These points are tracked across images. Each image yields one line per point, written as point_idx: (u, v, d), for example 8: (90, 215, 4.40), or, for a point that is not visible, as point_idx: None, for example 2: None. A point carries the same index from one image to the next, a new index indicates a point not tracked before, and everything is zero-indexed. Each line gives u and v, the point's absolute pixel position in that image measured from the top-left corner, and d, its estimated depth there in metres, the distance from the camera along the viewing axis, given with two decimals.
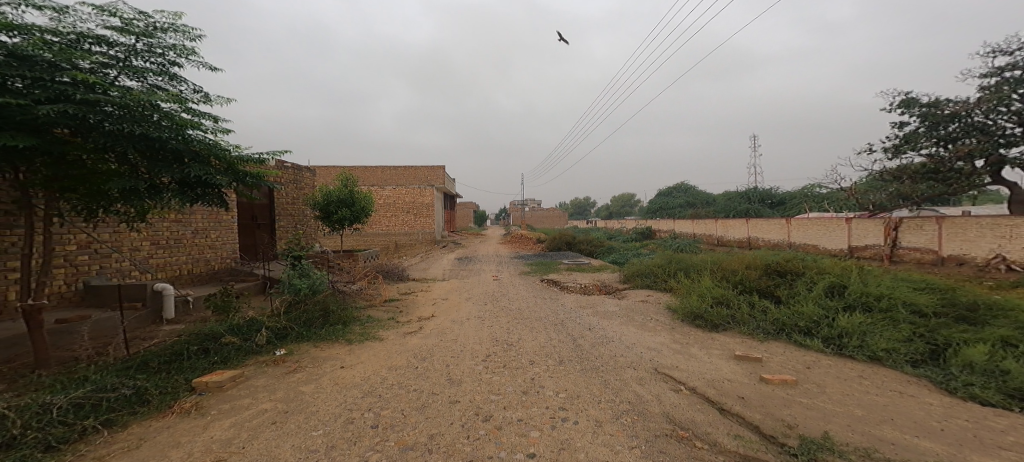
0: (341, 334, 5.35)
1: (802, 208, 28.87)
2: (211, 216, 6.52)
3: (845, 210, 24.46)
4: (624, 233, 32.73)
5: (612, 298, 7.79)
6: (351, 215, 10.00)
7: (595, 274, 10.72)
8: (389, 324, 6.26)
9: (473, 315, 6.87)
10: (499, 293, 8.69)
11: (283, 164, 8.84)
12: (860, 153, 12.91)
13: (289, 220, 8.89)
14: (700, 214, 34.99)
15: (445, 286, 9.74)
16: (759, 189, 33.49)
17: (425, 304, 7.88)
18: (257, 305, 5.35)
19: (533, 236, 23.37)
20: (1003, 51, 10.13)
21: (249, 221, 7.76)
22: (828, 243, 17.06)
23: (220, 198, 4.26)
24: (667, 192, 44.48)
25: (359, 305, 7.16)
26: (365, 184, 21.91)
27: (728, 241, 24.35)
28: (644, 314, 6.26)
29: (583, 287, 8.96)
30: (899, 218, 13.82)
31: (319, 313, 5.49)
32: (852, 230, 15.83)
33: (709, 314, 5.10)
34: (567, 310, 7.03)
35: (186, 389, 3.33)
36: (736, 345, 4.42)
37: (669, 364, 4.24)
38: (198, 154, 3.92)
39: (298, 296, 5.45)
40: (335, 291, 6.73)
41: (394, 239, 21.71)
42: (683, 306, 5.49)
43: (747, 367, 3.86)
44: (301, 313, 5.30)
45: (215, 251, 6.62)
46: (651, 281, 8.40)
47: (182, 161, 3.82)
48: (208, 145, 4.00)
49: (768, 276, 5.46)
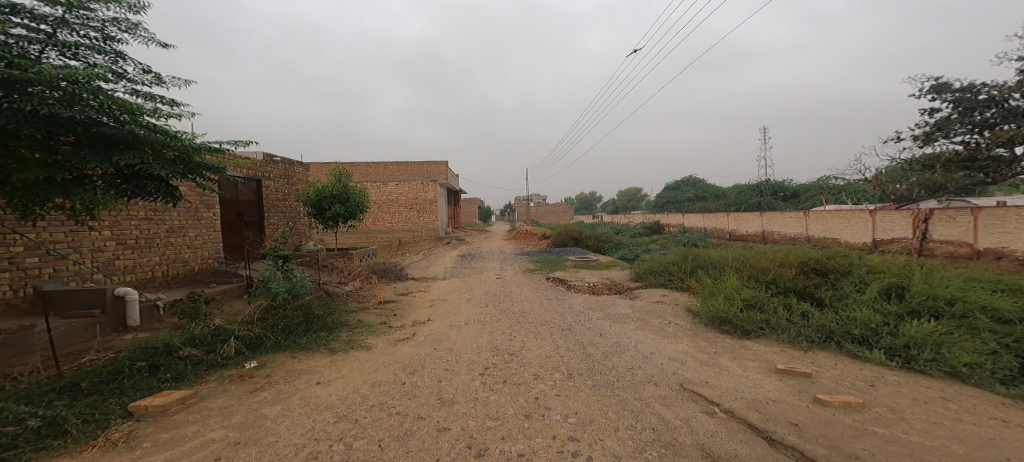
0: (324, 342, 4.82)
1: (817, 201, 27.80)
2: (189, 214, 6.03)
3: (864, 202, 23.42)
4: (633, 228, 31.92)
5: (624, 299, 7.17)
6: (345, 211, 9.50)
7: (604, 272, 10.07)
8: (379, 330, 5.71)
9: (472, 319, 6.30)
10: (503, 294, 8.12)
11: (272, 158, 8.32)
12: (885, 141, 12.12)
13: (280, 218, 8.40)
14: (712, 208, 34.13)
15: (446, 285, 9.19)
16: (772, 182, 32.38)
17: (422, 306, 7.33)
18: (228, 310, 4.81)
19: (539, 232, 22.71)
20: None
21: (236, 218, 7.27)
22: (850, 236, 16.19)
23: (171, 192, 3.68)
24: (676, 186, 43.44)
25: (350, 308, 6.63)
26: (367, 180, 21.41)
27: (741, 235, 23.44)
28: (661, 318, 5.63)
29: (592, 286, 8.35)
30: (929, 209, 12.96)
31: (299, 320, 4.97)
32: (877, 223, 14.96)
33: (738, 318, 4.46)
34: (576, 313, 6.42)
35: (120, 415, 2.81)
36: (775, 356, 3.79)
37: (698, 379, 3.61)
38: (141, 141, 3.33)
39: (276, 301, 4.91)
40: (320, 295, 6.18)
41: (398, 236, 21.22)
42: (707, 310, 4.85)
43: (794, 385, 3.23)
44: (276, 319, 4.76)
45: (194, 251, 6.12)
46: (665, 279, 7.77)
47: (119, 148, 3.23)
48: (155, 130, 3.43)
49: (806, 275, 4.79)
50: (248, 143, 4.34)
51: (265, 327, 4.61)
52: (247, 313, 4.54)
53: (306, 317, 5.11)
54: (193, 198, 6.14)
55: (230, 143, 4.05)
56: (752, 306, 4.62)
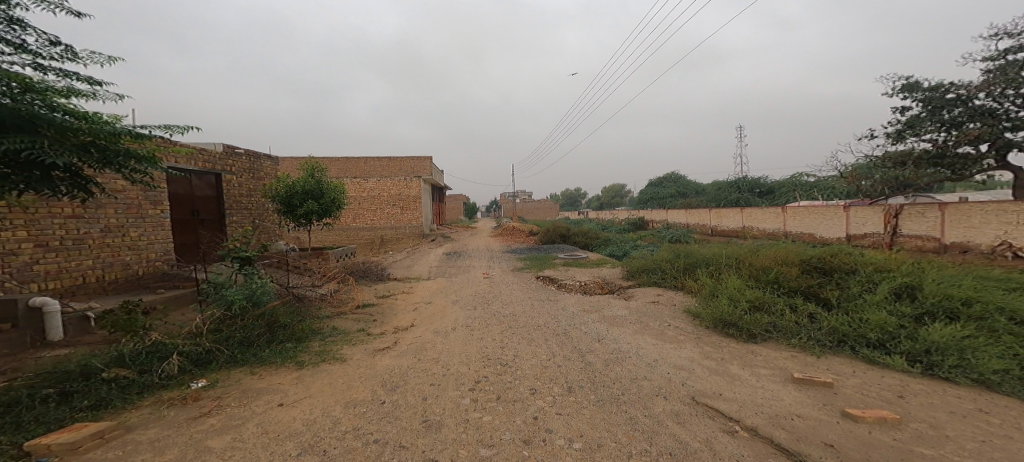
0: (291, 355, 4.27)
1: (790, 197, 28.55)
2: (129, 211, 5.36)
3: (835, 198, 24.15)
4: (616, 224, 32.05)
5: (618, 299, 6.89)
6: (319, 208, 8.79)
7: (595, 269, 9.78)
8: (357, 339, 5.19)
9: (460, 323, 5.86)
10: (490, 294, 7.71)
11: (235, 150, 7.58)
12: (861, 139, 12.41)
13: (244, 216, 7.69)
14: (692, 205, 34.65)
15: (430, 286, 8.70)
16: (749, 179, 33.08)
17: (405, 309, 6.82)
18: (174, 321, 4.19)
19: (524, 228, 22.35)
20: (1010, 31, 9.52)
21: (190, 216, 6.55)
22: (826, 231, 16.57)
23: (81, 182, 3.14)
24: (656, 182, 43.94)
25: (324, 314, 6.05)
26: (346, 176, 20.50)
27: (723, 231, 23.80)
28: (660, 321, 5.34)
29: (583, 285, 8.03)
30: (899, 205, 13.33)
31: (262, 331, 4.40)
32: (851, 218, 15.33)
33: (745, 320, 4.20)
34: (570, 315, 6.07)
35: (11, 457, 2.31)
36: (789, 362, 3.52)
37: (710, 391, 3.31)
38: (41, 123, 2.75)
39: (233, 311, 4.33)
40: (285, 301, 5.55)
41: (378, 234, 20.45)
42: (710, 312, 4.59)
43: (816, 396, 2.95)
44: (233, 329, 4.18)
45: (137, 253, 5.44)
46: (659, 278, 7.55)
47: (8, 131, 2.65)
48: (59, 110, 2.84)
49: (810, 274, 4.59)
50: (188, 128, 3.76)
51: (218, 340, 4.02)
52: (194, 325, 3.96)
53: (269, 328, 4.55)
54: (134, 193, 5.44)
55: (164, 128, 3.48)
56: (757, 307, 4.37)
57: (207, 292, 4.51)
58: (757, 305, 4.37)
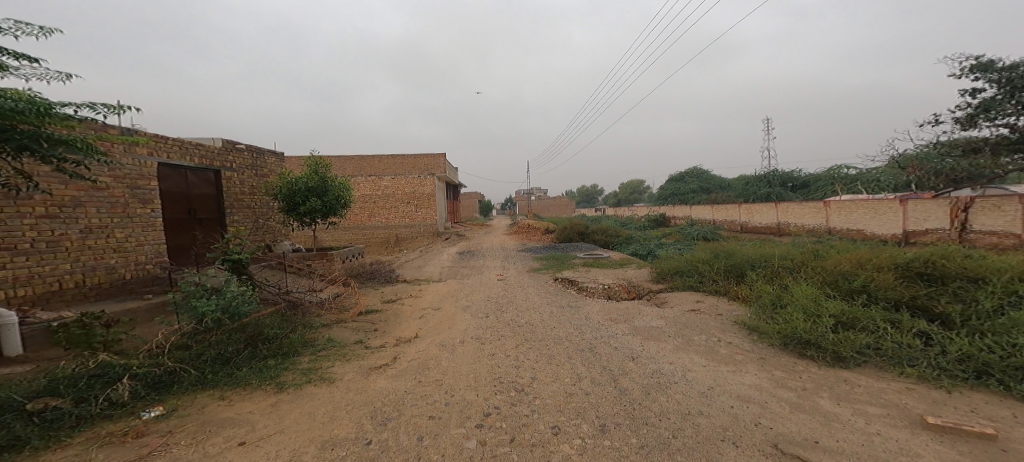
0: (272, 375, 3.65)
1: (828, 190, 26.52)
2: (114, 210, 4.91)
3: (880, 191, 22.19)
4: (638, 221, 30.73)
5: (650, 306, 6.02)
6: (322, 206, 8.36)
7: (619, 271, 8.87)
8: (353, 353, 4.56)
9: (470, 335, 5.14)
10: (505, 299, 6.98)
11: (236, 145, 7.16)
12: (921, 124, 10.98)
13: (246, 215, 7.28)
14: (720, 200, 32.87)
15: (440, 289, 8.05)
16: (782, 172, 31.06)
17: (410, 317, 6.16)
18: (137, 337, 3.66)
19: (542, 226, 21.50)
20: None
21: (186, 215, 6.08)
22: (876, 227, 14.98)
23: None
24: (679, 177, 42.05)
25: (320, 322, 5.46)
26: (361, 173, 20.17)
27: (755, 227, 22.22)
28: (707, 335, 4.44)
29: (608, 289, 7.17)
30: (969, 198, 11.74)
31: (241, 345, 3.85)
32: (908, 213, 13.72)
33: (832, 339, 3.28)
34: (596, 326, 5.25)
35: None
36: (905, 398, 2.61)
37: (799, 437, 2.43)
38: None
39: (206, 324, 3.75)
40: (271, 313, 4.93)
41: (394, 232, 20.09)
42: (777, 328, 3.69)
43: (972, 456, 2.05)
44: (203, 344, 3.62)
45: (123, 255, 4.97)
46: (696, 281, 6.63)
47: None
48: None
49: (913, 284, 3.64)
50: (119, 106, 3.24)
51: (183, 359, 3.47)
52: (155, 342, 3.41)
53: (248, 342, 3.99)
54: (118, 190, 4.98)
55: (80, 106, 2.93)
56: (844, 322, 3.45)
57: (178, 302, 3.93)
58: (845, 319, 3.44)
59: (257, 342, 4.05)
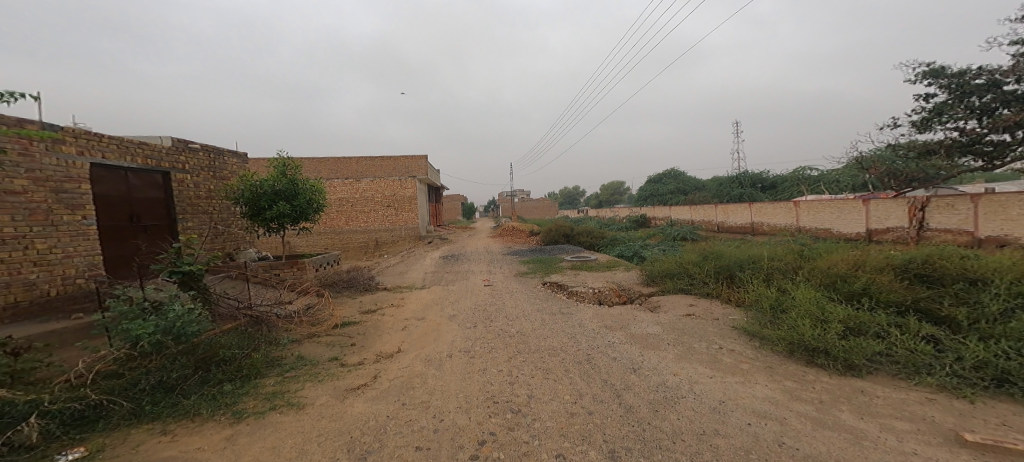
0: (228, 403, 3.17)
1: (794, 190, 27.58)
2: (34, 217, 4.31)
3: (842, 191, 23.23)
4: (618, 223, 31.05)
5: (644, 311, 5.84)
6: (292, 212, 7.48)
7: (607, 273, 8.69)
8: (326, 372, 4.09)
9: (458, 348, 4.77)
10: (493, 306, 6.64)
11: (188, 144, 6.52)
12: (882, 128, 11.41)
13: (203, 221, 6.63)
14: (696, 201, 33.67)
15: (423, 296, 7.62)
16: (752, 173, 32.11)
17: (391, 328, 5.71)
18: (58, 365, 3.10)
19: (524, 228, 21.21)
20: None
21: (128, 222, 5.44)
22: (843, 226, 15.57)
23: None
24: (658, 179, 42.89)
25: (289, 338, 4.94)
26: (336, 176, 19.31)
27: (730, 227, 22.80)
28: (709, 342, 4.27)
29: (598, 293, 6.95)
30: (925, 197, 12.32)
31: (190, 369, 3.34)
32: (871, 212, 14.31)
33: (843, 346, 3.14)
34: (592, 334, 4.99)
35: None
36: (929, 410, 2.47)
37: (831, 458, 2.23)
38: None
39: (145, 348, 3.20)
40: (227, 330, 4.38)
41: (374, 236, 19.31)
42: (784, 335, 3.54)
43: None
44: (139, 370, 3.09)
45: (46, 269, 4.36)
46: (687, 284, 6.50)
47: None
48: None
49: (913, 285, 3.57)
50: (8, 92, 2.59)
51: (112, 390, 2.94)
52: (74, 371, 2.87)
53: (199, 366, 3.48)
54: (39, 194, 4.37)
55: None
56: (851, 327, 3.33)
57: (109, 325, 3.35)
58: (853, 324, 3.31)
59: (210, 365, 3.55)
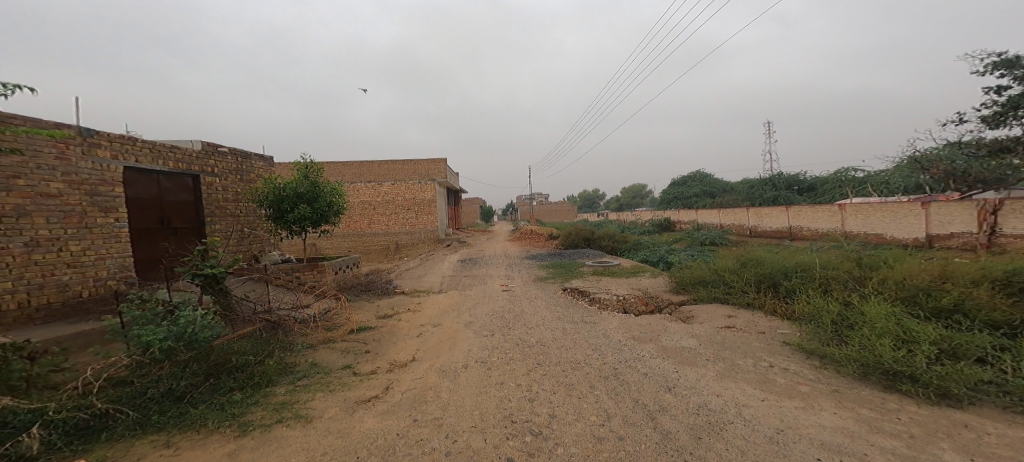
0: (236, 414, 3.00)
1: (836, 193, 25.80)
2: (69, 220, 4.37)
3: (891, 193, 21.49)
4: (643, 226, 30.05)
5: (675, 321, 5.38)
6: (313, 214, 7.44)
7: (633, 280, 8.22)
8: (339, 382, 3.92)
9: (475, 358, 4.51)
10: (512, 313, 6.35)
11: (218, 148, 6.62)
12: None
13: (230, 224, 6.70)
14: (727, 204, 32.19)
15: (442, 301, 7.43)
16: (788, 175, 30.37)
17: (407, 335, 5.52)
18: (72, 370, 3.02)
19: (545, 232, 20.83)
20: None
21: (159, 224, 5.51)
22: (897, 231, 14.25)
23: None
24: (682, 182, 41.44)
25: (303, 344, 4.83)
26: (361, 179, 19.62)
27: (764, 231, 21.52)
28: (754, 360, 3.81)
29: (623, 300, 6.53)
30: (998, 199, 11.06)
31: (200, 377, 3.22)
32: (931, 216, 13.01)
33: (936, 371, 2.71)
34: (618, 346, 4.61)
35: None
36: None
37: None
38: None
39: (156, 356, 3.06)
40: (246, 335, 4.30)
41: (395, 239, 19.50)
42: (858, 357, 3.12)
43: None
44: (149, 378, 2.98)
45: (79, 271, 4.41)
46: (722, 293, 5.98)
47: None
48: None
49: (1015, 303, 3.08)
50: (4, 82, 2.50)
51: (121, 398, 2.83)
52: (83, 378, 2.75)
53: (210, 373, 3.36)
54: (75, 197, 4.44)
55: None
56: (946, 350, 2.86)
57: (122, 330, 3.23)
58: (953, 347, 2.84)
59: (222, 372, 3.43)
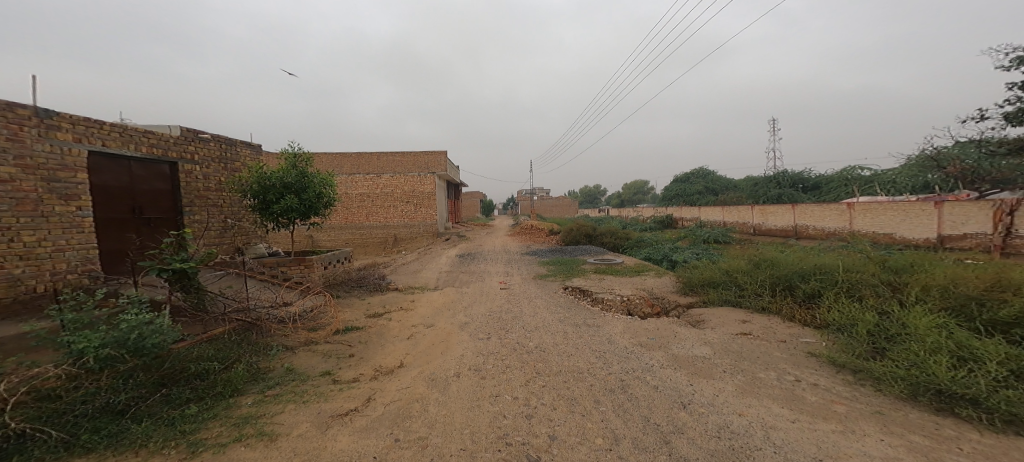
0: (186, 430, 2.63)
1: (841, 191, 25.32)
2: (21, 208, 3.96)
3: (897, 193, 20.99)
4: (645, 223, 29.60)
5: (684, 326, 4.99)
6: (301, 205, 6.92)
7: (636, 279, 7.82)
8: (316, 392, 3.55)
9: (468, 365, 4.12)
10: (509, 313, 5.95)
11: (199, 134, 6.21)
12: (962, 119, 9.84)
13: (212, 215, 6.31)
14: (731, 201, 31.71)
15: (436, 299, 7.04)
16: (793, 173, 29.87)
17: (396, 337, 5.13)
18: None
19: (546, 227, 20.41)
20: None
21: (129, 214, 5.11)
22: (906, 231, 13.80)
23: None
24: (685, 178, 40.87)
25: (280, 346, 4.45)
26: (360, 171, 19.13)
27: (769, 229, 21.08)
28: (778, 373, 3.41)
29: (627, 302, 6.13)
30: (1016, 199, 10.59)
31: (148, 387, 2.87)
32: (943, 216, 12.56)
33: (1003, 394, 2.34)
34: (625, 354, 4.22)
35: None
36: None
37: None
38: None
39: (90, 366, 2.66)
40: (213, 336, 3.94)
41: (393, 233, 19.09)
42: (905, 377, 2.73)
43: None
44: (81, 391, 2.60)
45: (34, 264, 4.01)
46: (733, 296, 5.59)
47: None
48: None
49: None
50: None
51: (44, 416, 2.44)
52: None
53: (161, 383, 3.01)
54: (28, 183, 4.02)
55: None
56: (1013, 370, 2.49)
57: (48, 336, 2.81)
58: (1020, 368, 2.47)
59: (176, 382, 3.08)
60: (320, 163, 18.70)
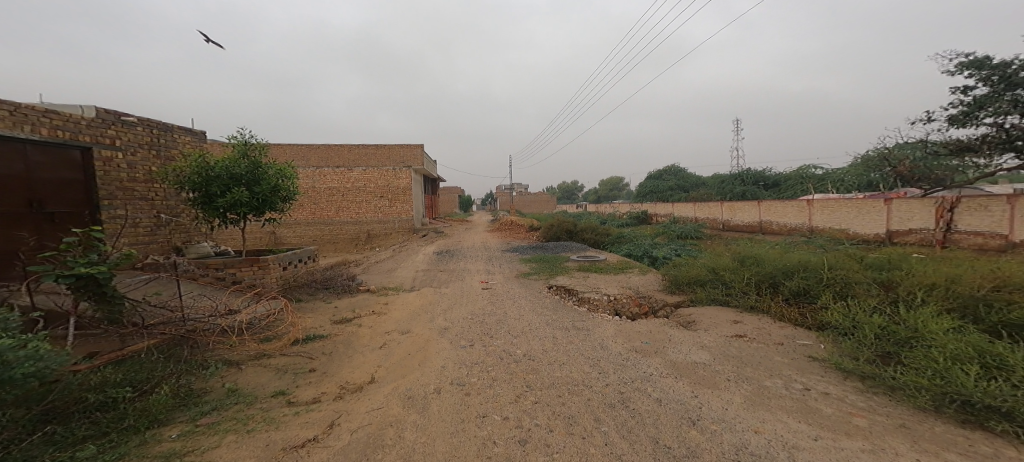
0: None
1: (797, 189, 26.56)
2: None
3: (845, 190, 22.14)
4: (619, 219, 29.97)
5: (677, 327, 4.76)
6: (253, 200, 6.09)
7: (621, 277, 7.61)
8: (266, 420, 3.00)
9: (449, 379, 3.66)
10: (492, 316, 5.53)
11: (123, 116, 5.35)
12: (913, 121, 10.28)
13: (141, 209, 5.49)
14: (699, 198, 32.69)
15: (411, 301, 6.49)
16: (756, 170, 31.11)
17: (365, 347, 4.56)
18: None
19: (524, 223, 20.02)
20: None
21: (26, 207, 4.23)
22: (860, 227, 14.51)
23: None
24: (657, 175, 41.83)
25: (215, 365, 3.83)
26: (328, 163, 17.78)
27: (736, 225, 21.82)
28: (785, 380, 3.20)
29: (614, 302, 5.86)
30: (954, 198, 11.27)
31: (26, 427, 2.41)
32: (892, 212, 13.25)
33: None
34: (620, 361, 3.90)
35: None
36: None
37: None
38: None
39: None
40: (127, 354, 3.35)
41: (364, 229, 18.12)
42: (930, 388, 2.57)
43: None
44: None
45: None
46: (721, 294, 5.44)
47: None
48: None
49: None
50: None
51: None
52: None
53: (46, 419, 2.57)
54: None
55: None
56: None
57: None
58: None
59: (67, 417, 2.65)
60: (283, 154, 17.36)
